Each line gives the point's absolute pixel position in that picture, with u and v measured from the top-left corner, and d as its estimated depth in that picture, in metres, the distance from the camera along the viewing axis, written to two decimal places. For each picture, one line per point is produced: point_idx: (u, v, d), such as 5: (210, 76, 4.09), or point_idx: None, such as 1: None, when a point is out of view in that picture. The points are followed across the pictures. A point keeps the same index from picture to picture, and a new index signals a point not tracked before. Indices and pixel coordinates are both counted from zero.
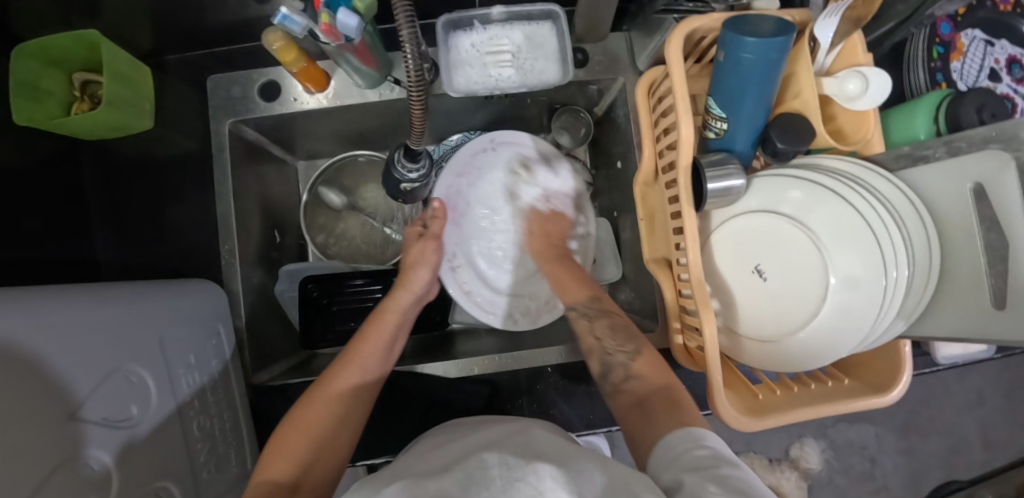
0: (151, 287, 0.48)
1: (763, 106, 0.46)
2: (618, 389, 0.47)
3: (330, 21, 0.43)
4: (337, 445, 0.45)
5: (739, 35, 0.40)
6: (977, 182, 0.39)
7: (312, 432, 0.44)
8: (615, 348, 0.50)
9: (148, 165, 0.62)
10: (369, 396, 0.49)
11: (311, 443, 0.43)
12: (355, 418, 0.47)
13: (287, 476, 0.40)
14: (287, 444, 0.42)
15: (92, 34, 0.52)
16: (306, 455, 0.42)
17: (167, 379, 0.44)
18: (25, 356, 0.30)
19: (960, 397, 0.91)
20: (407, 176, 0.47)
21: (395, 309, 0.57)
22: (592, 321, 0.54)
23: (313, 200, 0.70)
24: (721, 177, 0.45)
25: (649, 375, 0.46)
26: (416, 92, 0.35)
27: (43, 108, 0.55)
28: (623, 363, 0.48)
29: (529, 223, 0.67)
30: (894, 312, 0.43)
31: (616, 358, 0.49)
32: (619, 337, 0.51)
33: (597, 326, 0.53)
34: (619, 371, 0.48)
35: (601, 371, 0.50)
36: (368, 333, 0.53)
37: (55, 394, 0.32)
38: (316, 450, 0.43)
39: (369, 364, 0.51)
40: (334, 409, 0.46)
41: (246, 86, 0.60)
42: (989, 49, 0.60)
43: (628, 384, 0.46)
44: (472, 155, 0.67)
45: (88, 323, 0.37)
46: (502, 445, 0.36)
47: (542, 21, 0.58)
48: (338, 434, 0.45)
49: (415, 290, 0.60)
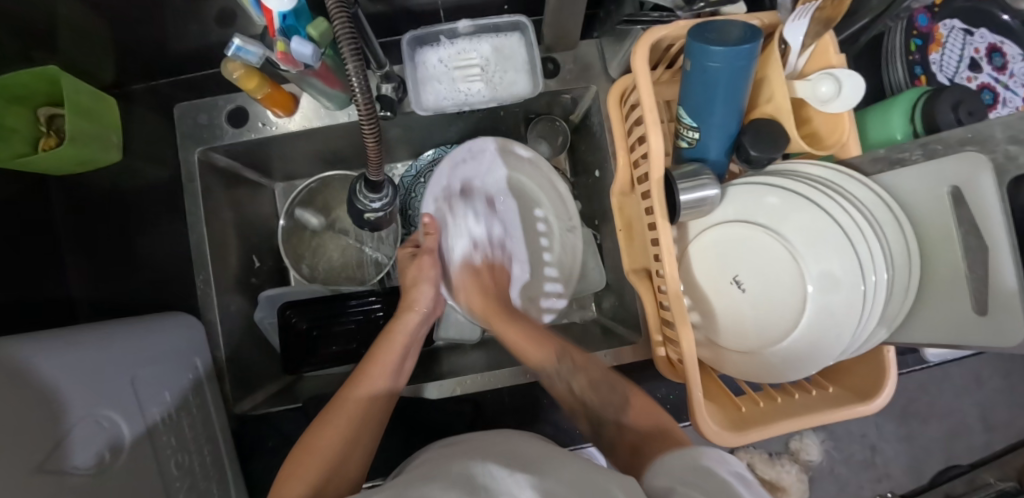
0: (121, 327, 0.48)
1: (735, 114, 0.45)
2: (617, 443, 0.47)
3: (286, 49, 0.42)
4: (345, 468, 0.44)
5: (705, 44, 0.39)
6: (954, 186, 0.38)
7: (322, 457, 0.43)
8: (601, 405, 0.51)
9: (116, 198, 0.61)
10: (377, 411, 0.49)
11: (319, 467, 0.42)
12: (363, 438, 0.47)
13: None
14: (298, 470, 0.42)
15: (50, 69, 0.51)
16: (319, 477, 0.41)
17: (143, 420, 0.44)
18: (3, 411, 0.30)
19: (958, 380, 0.90)
20: (369, 206, 0.43)
21: (402, 331, 0.55)
22: (570, 386, 0.53)
23: (291, 223, 0.69)
24: (694, 187, 0.44)
25: (642, 423, 0.47)
26: (369, 126, 0.33)
27: (9, 146, 0.54)
28: (617, 416, 0.49)
29: (461, 283, 0.63)
30: (875, 319, 0.42)
31: (607, 417, 0.50)
32: (606, 393, 0.51)
33: (577, 387, 0.53)
34: (614, 425, 0.49)
35: (595, 429, 0.51)
36: (378, 355, 0.52)
37: (30, 444, 0.31)
38: (325, 476, 0.42)
39: (380, 381, 0.50)
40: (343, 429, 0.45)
41: (213, 113, 0.59)
42: (968, 38, 0.58)
43: (621, 433, 0.48)
44: (451, 168, 0.64)
45: (59, 370, 0.37)
46: (489, 455, 0.36)
47: (510, 32, 0.57)
48: (351, 455, 0.45)
49: (422, 308, 0.58)
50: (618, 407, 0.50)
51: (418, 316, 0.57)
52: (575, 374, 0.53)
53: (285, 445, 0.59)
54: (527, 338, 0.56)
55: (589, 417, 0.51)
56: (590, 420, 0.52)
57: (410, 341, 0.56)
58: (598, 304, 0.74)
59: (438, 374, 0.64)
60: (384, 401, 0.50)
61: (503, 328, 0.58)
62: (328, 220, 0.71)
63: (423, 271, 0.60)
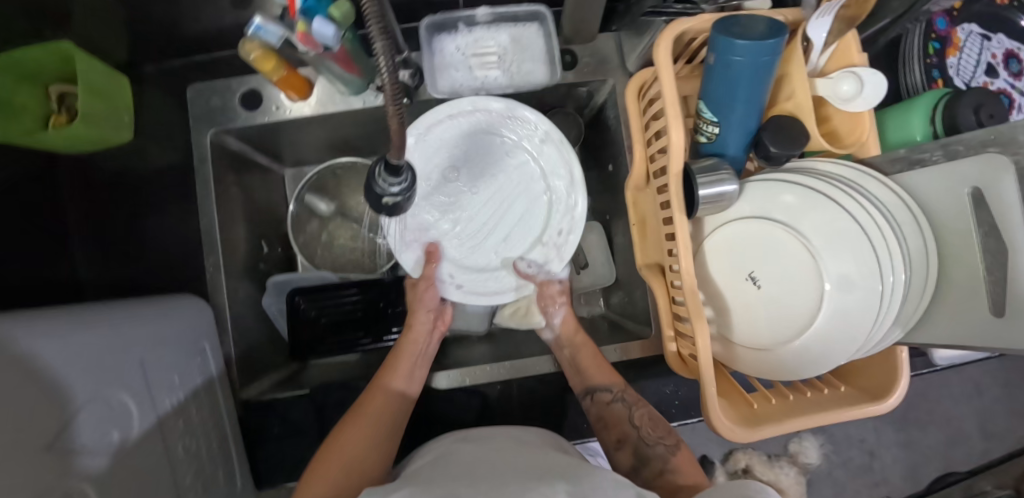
0: (134, 308, 0.47)
1: (755, 110, 0.45)
2: (653, 482, 0.46)
3: (307, 29, 0.42)
4: (366, 469, 0.45)
5: (730, 37, 0.39)
6: (975, 187, 0.38)
7: (338, 462, 0.44)
8: (654, 439, 0.50)
9: (125, 179, 0.61)
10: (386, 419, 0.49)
11: (339, 469, 0.44)
12: (378, 442, 0.47)
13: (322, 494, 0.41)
14: (320, 471, 0.44)
15: (64, 45, 0.50)
16: (341, 479, 0.43)
17: (151, 402, 0.43)
18: (15, 385, 0.29)
19: (958, 387, 0.90)
20: (389, 191, 0.38)
21: (408, 346, 0.57)
22: (631, 410, 0.53)
23: (300, 209, 0.68)
24: (714, 182, 0.44)
25: (685, 471, 0.46)
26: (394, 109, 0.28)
27: (20, 123, 0.54)
28: (662, 455, 0.48)
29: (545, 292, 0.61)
30: (891, 319, 0.42)
31: (655, 451, 0.49)
32: (662, 428, 0.51)
33: (636, 415, 0.52)
34: (657, 465, 0.47)
35: (636, 462, 0.49)
36: (388, 370, 0.54)
37: (41, 423, 0.31)
38: (341, 478, 0.43)
39: (386, 396, 0.51)
40: (350, 441, 0.46)
41: (226, 96, 0.58)
42: (986, 43, 0.59)
43: (663, 479, 0.46)
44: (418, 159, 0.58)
45: (71, 348, 0.36)
46: (511, 465, 0.36)
47: (529, 22, 0.57)
48: (369, 457, 0.46)
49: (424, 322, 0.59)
50: (668, 446, 0.49)
51: (422, 331, 0.58)
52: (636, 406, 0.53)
53: (290, 432, 0.58)
54: (597, 363, 0.56)
55: (634, 449, 0.50)
56: (635, 452, 0.50)
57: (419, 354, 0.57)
58: (605, 300, 0.74)
59: (447, 364, 0.64)
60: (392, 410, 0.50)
61: (581, 352, 0.57)
62: (338, 207, 0.70)
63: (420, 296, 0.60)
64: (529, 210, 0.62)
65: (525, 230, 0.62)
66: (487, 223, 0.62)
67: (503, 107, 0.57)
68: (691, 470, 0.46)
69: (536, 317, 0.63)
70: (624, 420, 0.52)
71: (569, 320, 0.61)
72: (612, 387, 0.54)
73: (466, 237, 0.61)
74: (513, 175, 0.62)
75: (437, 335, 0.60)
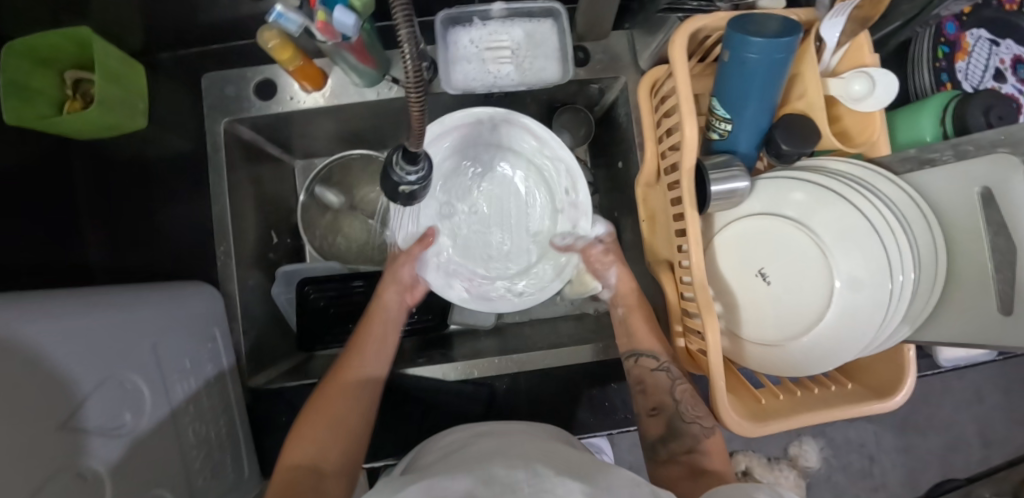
0: (147, 293, 0.47)
1: (767, 107, 0.45)
2: (675, 459, 0.50)
3: (327, 19, 0.42)
4: (349, 435, 0.47)
5: (745, 34, 0.40)
6: (984, 187, 0.39)
7: (320, 427, 0.46)
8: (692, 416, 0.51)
9: (138, 166, 0.61)
10: (366, 388, 0.51)
11: (322, 434, 0.46)
12: (359, 409, 0.49)
13: (307, 458, 0.44)
14: (303, 434, 0.46)
15: (81, 30, 0.50)
16: (323, 443, 0.45)
17: (162, 386, 0.43)
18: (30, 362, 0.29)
19: (959, 395, 0.90)
20: (405, 180, 0.38)
21: (381, 314, 0.58)
22: (674, 383, 0.53)
23: (310, 200, 0.69)
24: (725, 179, 0.45)
25: (711, 454, 0.49)
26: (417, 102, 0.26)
27: (34, 108, 0.54)
28: (694, 435, 0.50)
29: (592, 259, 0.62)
30: (900, 316, 0.42)
31: (689, 427, 0.51)
32: (701, 408, 0.51)
33: (678, 388, 0.52)
34: (687, 442, 0.50)
35: (665, 435, 0.52)
36: (361, 337, 0.55)
37: (49, 402, 0.31)
38: (324, 442, 0.45)
39: (366, 370, 0.52)
40: (334, 412, 0.47)
41: (240, 85, 0.59)
42: (994, 49, 0.59)
43: (688, 458, 0.49)
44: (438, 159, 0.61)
45: (84, 329, 0.36)
46: (523, 457, 0.36)
47: (543, 18, 0.57)
48: (352, 421, 0.48)
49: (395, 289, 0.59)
50: (703, 427, 0.50)
51: (392, 302, 0.59)
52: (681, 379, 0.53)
53: (297, 421, 0.58)
54: (649, 330, 0.56)
55: (667, 421, 0.52)
56: (667, 424, 0.52)
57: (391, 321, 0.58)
58: None
59: (453, 356, 0.64)
60: (371, 379, 0.51)
61: (633, 317, 0.58)
62: (348, 199, 0.71)
63: (395, 271, 0.60)
64: (532, 212, 0.65)
65: (539, 219, 0.65)
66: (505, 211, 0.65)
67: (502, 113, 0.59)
68: (718, 453, 0.49)
69: (592, 282, 0.63)
70: (665, 390, 0.53)
71: (625, 279, 0.61)
72: (659, 355, 0.55)
73: (477, 230, 0.65)
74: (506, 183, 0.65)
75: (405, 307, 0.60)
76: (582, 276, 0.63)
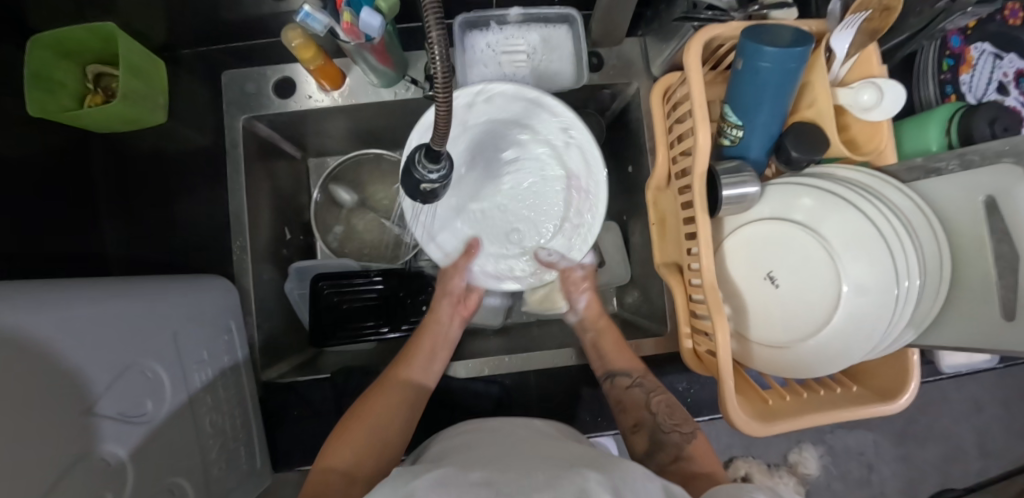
0: (167, 282, 0.48)
1: (779, 115, 0.46)
2: (665, 469, 0.47)
3: (352, 20, 0.43)
4: (387, 444, 0.47)
5: (759, 44, 0.41)
6: (989, 195, 0.40)
7: (361, 430, 0.47)
8: (670, 426, 0.51)
9: (157, 160, 0.62)
10: (410, 404, 0.51)
11: (360, 439, 0.46)
12: (401, 419, 0.49)
13: (342, 464, 0.43)
14: (345, 436, 0.46)
15: (107, 26, 0.51)
16: (360, 447, 0.45)
17: (180, 375, 0.44)
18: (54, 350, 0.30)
19: (958, 405, 0.91)
20: (427, 178, 0.38)
21: (433, 325, 0.59)
22: (649, 395, 0.54)
23: (324, 197, 0.71)
24: (737, 183, 0.46)
25: (700, 460, 0.47)
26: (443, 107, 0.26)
27: (56, 100, 0.55)
28: (677, 444, 0.49)
29: (567, 278, 0.64)
30: (905, 321, 0.43)
31: (670, 437, 0.50)
32: (680, 415, 0.52)
33: (654, 400, 0.53)
34: (672, 451, 0.49)
35: (649, 448, 0.50)
36: (413, 348, 0.57)
37: (74, 387, 0.31)
38: (360, 447, 0.45)
39: (411, 378, 0.53)
40: (377, 420, 0.48)
41: (261, 82, 0.60)
42: (998, 62, 0.61)
43: (677, 465, 0.47)
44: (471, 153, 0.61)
45: (108, 317, 0.37)
46: (539, 454, 0.36)
47: (559, 24, 0.58)
48: (389, 428, 0.48)
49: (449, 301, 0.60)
50: (683, 434, 0.50)
51: (444, 315, 0.60)
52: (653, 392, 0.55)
53: (309, 415, 0.59)
54: (619, 349, 0.58)
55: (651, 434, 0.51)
56: (651, 435, 0.51)
57: (442, 338, 0.58)
58: (619, 299, 0.76)
59: (462, 355, 0.66)
60: (414, 398, 0.52)
61: (604, 336, 0.60)
62: (360, 197, 0.72)
63: (446, 283, 0.61)
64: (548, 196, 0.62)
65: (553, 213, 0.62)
66: (530, 189, 0.62)
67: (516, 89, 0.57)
68: (706, 458, 0.47)
69: (561, 302, 0.65)
70: (641, 406, 0.54)
71: (592, 304, 0.63)
72: (631, 373, 0.56)
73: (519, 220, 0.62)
74: (524, 164, 0.62)
75: (460, 320, 0.61)
76: (549, 295, 0.66)
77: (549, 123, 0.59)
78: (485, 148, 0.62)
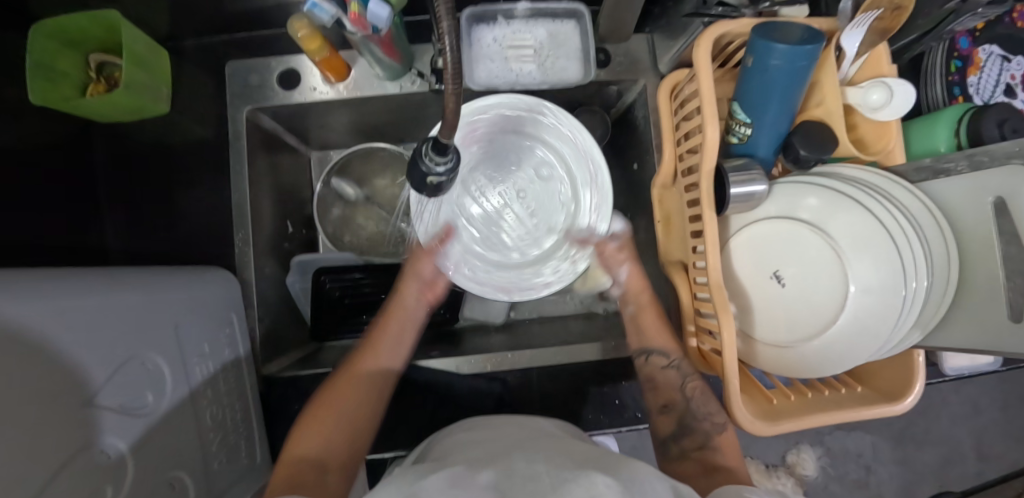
0: (169, 274, 0.48)
1: (788, 113, 0.46)
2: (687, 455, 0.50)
3: (359, 11, 0.43)
4: (358, 434, 0.48)
5: (770, 41, 0.41)
6: (998, 197, 0.40)
7: (328, 423, 0.47)
8: (704, 411, 0.52)
9: (159, 151, 0.62)
10: (377, 391, 0.51)
11: (325, 432, 0.46)
12: (369, 408, 0.50)
13: (311, 455, 0.44)
14: (311, 427, 0.47)
15: (111, 14, 0.50)
16: (329, 439, 0.46)
17: (181, 368, 0.43)
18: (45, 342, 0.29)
19: (956, 408, 0.91)
20: (434, 171, 0.37)
21: (400, 309, 0.58)
22: (683, 379, 0.53)
23: (327, 191, 0.69)
24: (745, 182, 0.45)
25: (725, 451, 0.49)
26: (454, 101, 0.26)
27: (58, 89, 0.54)
28: (707, 431, 0.51)
29: (603, 253, 0.60)
30: (912, 321, 0.43)
31: (699, 423, 0.51)
32: (714, 405, 0.52)
33: (688, 385, 0.53)
34: (699, 438, 0.51)
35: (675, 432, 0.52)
36: (377, 335, 0.56)
37: (72, 379, 0.31)
38: (328, 439, 0.46)
39: (380, 365, 0.53)
40: (341, 411, 0.48)
41: (265, 74, 0.59)
42: (1005, 64, 0.61)
43: (700, 453, 0.49)
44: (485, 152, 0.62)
45: (109, 308, 0.36)
46: (543, 451, 0.36)
47: (566, 19, 0.58)
48: (356, 418, 0.48)
49: (414, 284, 0.59)
50: (715, 423, 0.51)
51: (410, 299, 0.59)
52: (690, 373, 0.54)
53: None
54: (659, 327, 0.57)
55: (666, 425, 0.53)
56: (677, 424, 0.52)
57: (407, 321, 0.58)
58: None
59: (465, 351, 0.65)
60: (381, 384, 0.52)
61: (644, 314, 0.58)
62: (364, 191, 0.72)
63: (417, 267, 0.60)
64: (556, 195, 0.64)
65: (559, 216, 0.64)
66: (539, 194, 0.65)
67: (529, 101, 0.56)
68: (731, 450, 0.49)
69: (602, 276, 0.65)
70: (675, 386, 0.54)
71: (636, 275, 0.60)
72: (669, 353, 0.55)
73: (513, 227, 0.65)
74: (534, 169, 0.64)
75: (426, 304, 0.60)
76: (594, 271, 0.66)
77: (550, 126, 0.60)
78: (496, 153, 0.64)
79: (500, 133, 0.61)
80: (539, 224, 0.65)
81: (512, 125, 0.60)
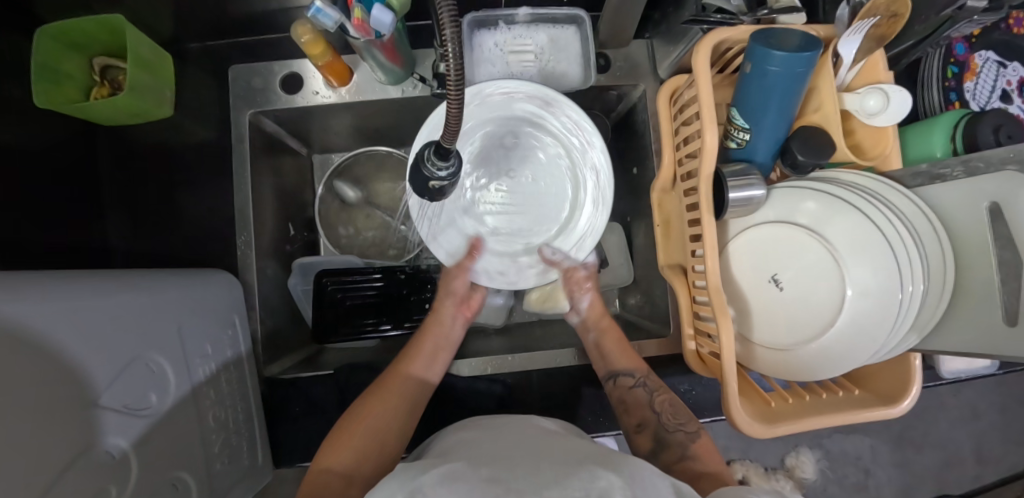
0: (173, 276, 0.48)
1: (786, 118, 0.46)
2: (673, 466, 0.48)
3: (363, 17, 0.44)
4: (387, 446, 0.47)
5: (767, 48, 0.41)
6: (993, 202, 0.40)
7: (359, 434, 0.47)
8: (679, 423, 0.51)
9: (162, 154, 0.62)
10: (409, 406, 0.51)
11: (357, 443, 0.46)
12: (400, 420, 0.49)
13: (342, 466, 0.44)
14: (342, 439, 0.46)
15: (116, 18, 0.51)
16: (360, 450, 0.45)
17: (184, 368, 0.44)
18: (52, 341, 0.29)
19: (954, 411, 0.91)
20: (436, 176, 0.38)
21: (435, 326, 0.60)
22: (653, 395, 0.54)
23: (329, 193, 0.70)
24: (743, 186, 0.46)
25: (706, 459, 0.48)
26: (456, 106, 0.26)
27: (63, 92, 0.55)
28: (682, 442, 0.50)
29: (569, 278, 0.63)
30: (909, 324, 0.44)
31: (673, 436, 0.51)
32: (683, 416, 0.52)
33: (657, 400, 0.54)
34: (676, 451, 0.49)
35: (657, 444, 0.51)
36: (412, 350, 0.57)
37: (77, 379, 0.31)
38: (360, 451, 0.45)
39: (411, 379, 0.54)
40: (371, 422, 0.48)
41: (268, 77, 0.60)
42: (1001, 70, 0.61)
43: (682, 465, 0.47)
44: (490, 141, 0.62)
45: (113, 309, 0.37)
46: (543, 451, 0.36)
47: (567, 25, 0.59)
48: (388, 430, 0.48)
49: (449, 302, 0.61)
50: (688, 434, 0.50)
51: (446, 315, 0.61)
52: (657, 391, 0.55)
53: (311, 411, 0.60)
54: (621, 349, 0.58)
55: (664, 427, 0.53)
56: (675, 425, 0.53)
57: (442, 339, 0.59)
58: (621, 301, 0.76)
59: (465, 353, 0.66)
60: (413, 398, 0.52)
61: (607, 337, 0.60)
62: (365, 194, 0.72)
63: (448, 283, 0.61)
64: (559, 190, 0.62)
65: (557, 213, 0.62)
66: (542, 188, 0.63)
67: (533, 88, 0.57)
68: (710, 459, 0.48)
69: (563, 300, 0.66)
70: (645, 405, 0.54)
71: (596, 305, 0.63)
72: (635, 373, 0.56)
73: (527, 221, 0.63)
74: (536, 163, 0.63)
75: (462, 320, 0.62)
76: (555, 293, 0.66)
77: (555, 123, 0.60)
78: (502, 142, 0.62)
79: (508, 121, 0.61)
80: (540, 217, 0.63)
81: (519, 115, 0.60)
